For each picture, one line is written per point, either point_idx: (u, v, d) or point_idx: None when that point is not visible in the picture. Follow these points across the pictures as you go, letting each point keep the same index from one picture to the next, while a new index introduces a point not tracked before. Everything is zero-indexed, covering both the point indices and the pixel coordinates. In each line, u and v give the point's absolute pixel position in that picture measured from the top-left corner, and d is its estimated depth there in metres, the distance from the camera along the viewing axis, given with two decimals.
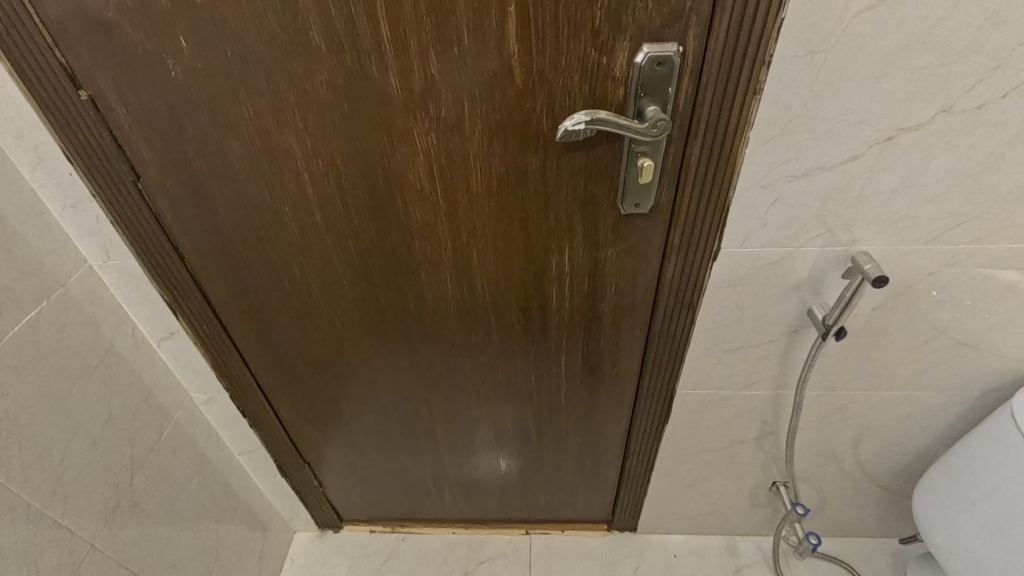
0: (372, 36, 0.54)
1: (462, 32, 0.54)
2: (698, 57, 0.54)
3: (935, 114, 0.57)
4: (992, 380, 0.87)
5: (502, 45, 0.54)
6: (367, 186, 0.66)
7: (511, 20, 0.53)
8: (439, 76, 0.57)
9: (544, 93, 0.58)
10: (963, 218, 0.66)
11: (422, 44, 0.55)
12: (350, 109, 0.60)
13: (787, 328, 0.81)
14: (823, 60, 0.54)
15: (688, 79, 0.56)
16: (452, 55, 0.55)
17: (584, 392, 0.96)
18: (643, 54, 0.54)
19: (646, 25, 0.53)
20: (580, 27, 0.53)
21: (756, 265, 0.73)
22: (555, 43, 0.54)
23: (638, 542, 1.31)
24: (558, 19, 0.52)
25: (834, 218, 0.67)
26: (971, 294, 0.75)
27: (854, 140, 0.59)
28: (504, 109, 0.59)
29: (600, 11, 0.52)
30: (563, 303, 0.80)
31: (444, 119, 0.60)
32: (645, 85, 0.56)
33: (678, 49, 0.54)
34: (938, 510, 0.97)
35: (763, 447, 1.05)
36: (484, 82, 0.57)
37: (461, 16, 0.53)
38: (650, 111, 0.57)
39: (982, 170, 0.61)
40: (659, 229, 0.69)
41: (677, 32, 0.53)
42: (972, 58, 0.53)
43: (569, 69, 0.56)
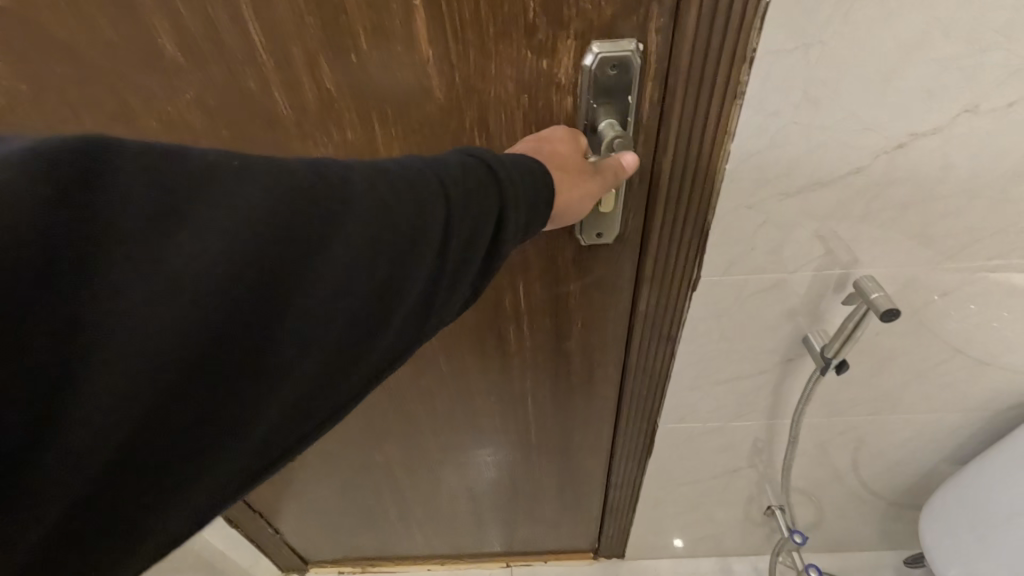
0: (241, 43, 0.42)
1: (358, 34, 0.42)
2: (662, 57, 0.43)
3: (956, 115, 0.46)
4: (1008, 397, 0.78)
5: (412, 50, 0.42)
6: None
7: (418, 17, 0.40)
8: (338, 91, 0.45)
9: (474, 109, 0.46)
10: (986, 232, 0.56)
11: (310, 50, 0.42)
12: (232, 135, 0.47)
13: (781, 357, 0.71)
14: (819, 54, 0.42)
15: (652, 84, 0.44)
16: (351, 64, 0.43)
17: (557, 430, 0.86)
18: (592, 55, 0.42)
19: (593, 19, 0.41)
20: (510, 23, 0.41)
21: (743, 293, 0.63)
22: (479, 46, 0.42)
23: (627, 569, 1.23)
24: (480, 14, 0.40)
25: (833, 238, 0.56)
26: (989, 312, 0.65)
27: (858, 150, 0.49)
28: (426, 129, 0.47)
29: (534, 3, 0.40)
30: (525, 344, 0.70)
31: (352, 145, 0.48)
32: (599, 93, 0.44)
33: (636, 47, 0.42)
34: (948, 536, 0.90)
35: (756, 473, 0.96)
36: (397, 98, 0.45)
37: (354, 14, 0.40)
38: (604, 125, 0.46)
39: (1012, 178, 0.51)
40: (629, 261, 0.58)
41: (633, 25, 0.41)
42: (1006, 46, 0.42)
43: (501, 77, 0.44)
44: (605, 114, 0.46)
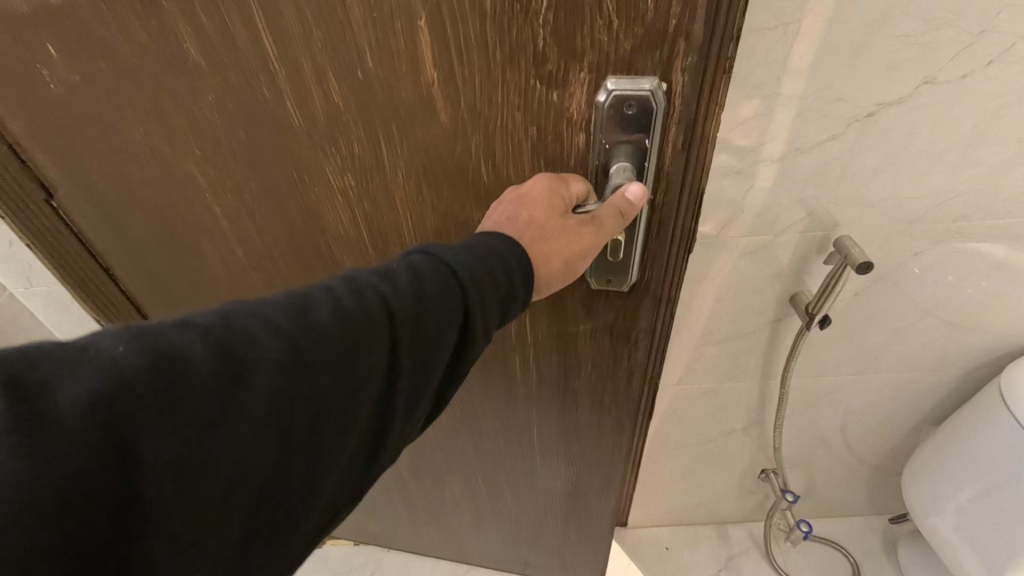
0: (256, 52, 0.44)
1: (363, 49, 0.42)
2: (687, 97, 0.43)
3: (917, 87, 0.53)
4: (980, 356, 0.84)
5: (416, 71, 0.43)
6: (287, 221, 0.57)
7: (423, 37, 0.41)
8: (343, 105, 0.46)
9: (479, 133, 0.46)
10: (951, 194, 0.62)
11: (317, 62, 0.44)
12: (251, 135, 0.50)
13: (770, 317, 0.78)
14: (796, 31, 0.49)
15: (676, 126, 0.44)
16: (358, 80, 0.44)
17: (562, 463, 0.88)
18: (607, 91, 0.42)
19: (610, 53, 0.41)
20: (517, 51, 0.41)
21: (736, 255, 0.69)
22: (486, 71, 0.42)
23: (629, 537, 1.29)
24: (486, 39, 0.41)
25: (814, 200, 0.63)
26: (958, 273, 0.72)
27: (833, 119, 0.55)
28: (431, 146, 0.48)
29: (545, 30, 0.40)
30: (533, 372, 0.72)
31: (360, 157, 0.50)
32: (613, 132, 0.44)
33: (660, 86, 0.42)
34: (928, 489, 0.97)
35: (751, 438, 1.02)
36: (400, 116, 0.46)
37: (360, 31, 0.41)
38: (618, 168, 0.46)
39: (970, 143, 0.57)
40: (644, 306, 0.60)
41: (654, 62, 0.41)
42: (955, 24, 0.48)
43: (507, 102, 0.44)
44: (620, 153, 0.46)
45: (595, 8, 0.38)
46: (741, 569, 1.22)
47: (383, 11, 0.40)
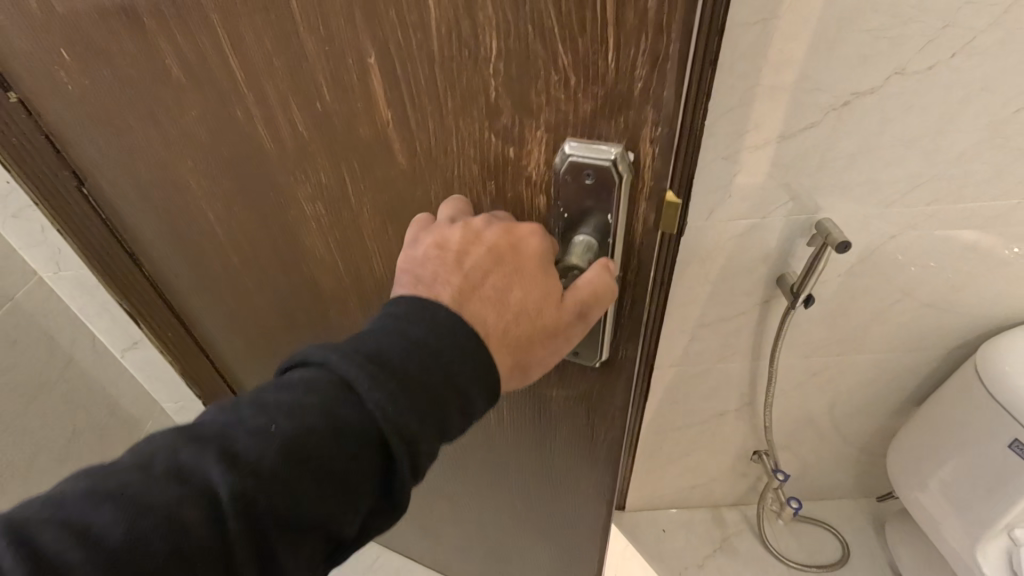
0: (226, 73, 0.42)
1: (321, 84, 0.40)
2: (657, 174, 0.37)
3: (888, 77, 0.57)
4: (958, 336, 0.89)
5: (372, 109, 0.40)
6: (271, 239, 0.56)
7: (374, 76, 0.38)
8: (310, 135, 0.44)
9: (437, 178, 0.43)
10: (924, 178, 0.67)
11: (279, 85, 0.42)
12: (231, 153, 0.49)
13: (758, 299, 0.82)
14: (776, 27, 0.53)
15: (645, 201, 0.39)
16: (317, 111, 0.42)
17: (542, 518, 0.84)
18: (565, 152, 0.37)
19: (568, 113, 0.36)
20: (469, 100, 0.37)
21: (724, 238, 0.74)
22: (438, 118, 0.39)
23: (627, 521, 1.33)
24: (437, 83, 0.37)
25: (797, 185, 0.67)
26: (934, 255, 0.76)
27: (813, 107, 0.60)
28: (393, 185, 0.45)
29: (497, 79, 0.35)
30: (507, 420, 0.67)
31: (327, 187, 0.48)
32: (573, 200, 0.39)
33: (624, 157, 0.36)
34: (913, 467, 1.01)
35: (743, 419, 1.06)
36: (361, 152, 0.44)
37: (316, 64, 0.39)
38: (580, 240, 0.40)
39: (939, 130, 0.62)
40: (619, 386, 0.54)
41: (618, 129, 0.35)
42: (921, 19, 0.53)
43: (464, 150, 0.40)
44: (584, 222, 0.40)
45: (550, 60, 0.34)
46: (735, 549, 1.26)
47: (337, 46, 0.38)
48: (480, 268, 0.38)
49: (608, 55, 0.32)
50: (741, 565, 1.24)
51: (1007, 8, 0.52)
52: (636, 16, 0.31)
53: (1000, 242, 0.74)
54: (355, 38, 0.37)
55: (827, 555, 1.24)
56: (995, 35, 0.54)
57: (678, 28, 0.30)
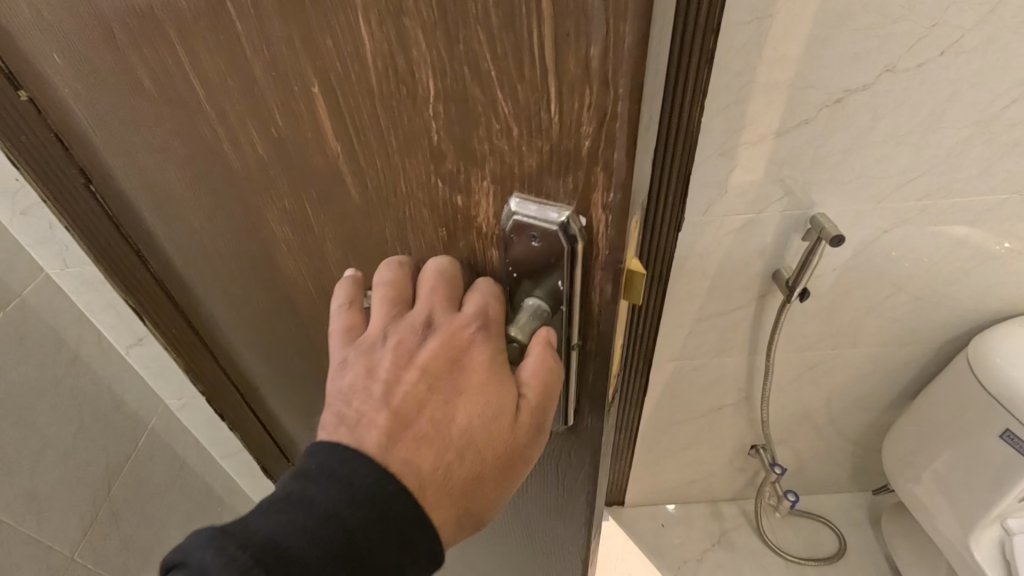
0: (186, 86, 0.33)
1: (272, 107, 0.32)
2: (611, 244, 0.30)
3: (879, 75, 0.59)
4: (950, 330, 0.91)
5: (322, 140, 0.32)
6: (249, 257, 0.48)
7: (320, 105, 0.30)
8: (256, 164, 0.36)
9: (389, 220, 0.35)
10: (915, 173, 0.68)
11: (224, 111, 0.34)
12: (199, 165, 0.39)
13: (755, 293, 0.84)
14: (769, 25, 0.55)
15: (601, 271, 0.31)
16: (274, 134, 0.33)
17: None
18: (512, 208, 0.30)
19: (513, 167, 0.29)
20: (413, 142, 0.29)
21: (721, 233, 0.75)
22: (385, 158, 0.31)
23: (626, 515, 1.35)
24: (379, 121, 0.29)
25: (792, 180, 0.69)
26: (926, 250, 0.78)
27: (806, 103, 0.61)
28: (348, 224, 0.37)
29: (437, 123, 0.28)
30: None
31: (289, 212, 0.39)
32: (522, 260, 0.32)
33: (575, 224, 0.29)
34: (907, 459, 1.03)
35: (740, 413, 1.08)
36: (314, 183, 0.35)
37: (267, 87, 0.31)
38: (530, 305, 0.34)
39: (929, 126, 0.63)
40: (584, 460, 0.45)
41: (567, 189, 0.28)
42: (911, 17, 0.54)
43: (410, 196, 0.33)
44: (532, 284, 0.33)
45: (489, 108, 0.27)
46: (734, 543, 1.28)
47: (279, 70, 0.29)
48: (413, 399, 0.33)
49: (551, 104, 0.26)
50: (740, 559, 1.25)
51: (992, 8, 0.54)
52: (579, 66, 0.24)
53: (989, 235, 0.75)
54: (291, 62, 0.28)
55: (824, 548, 1.26)
56: (982, 33, 0.56)
57: (631, 78, 0.24)
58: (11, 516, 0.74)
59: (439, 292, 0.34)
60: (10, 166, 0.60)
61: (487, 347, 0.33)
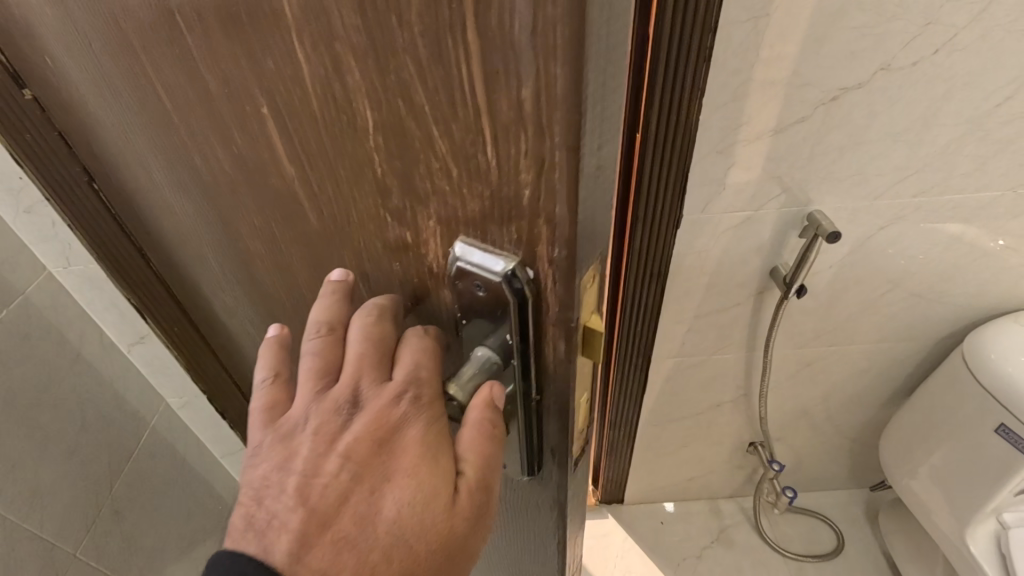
0: (151, 91, 0.31)
1: (228, 123, 0.29)
2: (561, 300, 0.26)
3: (874, 73, 0.60)
4: (946, 327, 0.92)
5: (275, 161, 0.29)
6: (230, 267, 0.46)
7: (270, 125, 0.27)
8: (224, 179, 0.34)
9: (347, 248, 0.32)
10: (910, 171, 0.69)
11: (189, 123, 0.32)
12: (176, 171, 0.38)
13: (753, 290, 0.84)
14: (766, 24, 0.56)
15: (553, 328, 0.27)
16: (234, 150, 0.31)
17: None
18: (459, 250, 0.27)
19: (458, 210, 0.25)
20: (360, 171, 0.26)
21: (719, 230, 0.76)
22: (334, 185, 0.28)
23: (627, 512, 1.35)
24: (326, 147, 0.27)
25: (789, 178, 0.69)
26: (922, 247, 0.79)
27: (803, 101, 0.62)
28: (313, 251, 0.34)
29: (379, 156, 0.25)
30: None
31: (258, 228, 0.37)
32: (471, 307, 0.29)
33: (521, 276, 0.25)
34: (904, 455, 1.04)
35: (739, 410, 1.09)
36: (273, 203, 0.33)
37: (221, 102, 0.28)
38: (479, 357, 0.30)
39: (923, 124, 0.64)
40: (548, 519, 0.40)
41: (511, 238, 0.25)
42: (904, 16, 0.55)
43: (365, 225, 0.30)
44: (480, 337, 0.30)
45: (426, 144, 0.23)
46: (733, 540, 1.29)
47: (230, 87, 0.27)
48: (333, 492, 0.28)
49: (487, 147, 0.22)
50: (738, 556, 1.26)
51: (985, 7, 0.55)
52: (511, 107, 0.20)
53: (984, 233, 0.77)
54: (240, 78, 0.26)
55: (822, 545, 1.26)
56: (975, 32, 0.57)
57: (570, 122, 0.20)
58: (12, 511, 0.74)
59: (364, 360, 0.31)
60: (15, 165, 0.60)
61: (417, 423, 0.29)
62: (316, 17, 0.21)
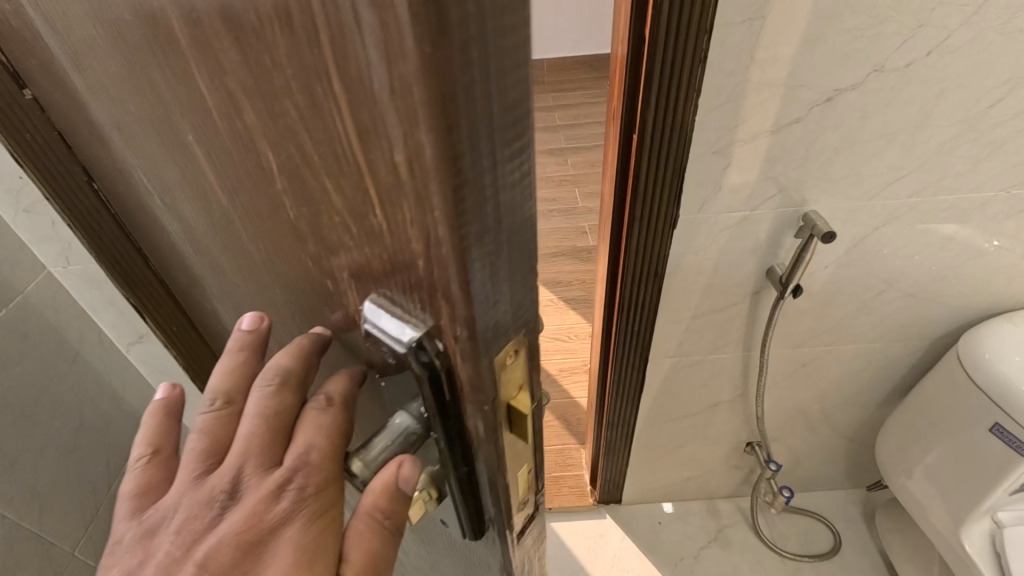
0: (108, 101, 0.32)
1: (169, 143, 0.30)
2: (473, 379, 0.25)
3: (868, 74, 0.60)
4: (941, 327, 0.92)
5: (212, 184, 0.30)
6: (208, 274, 0.46)
7: (199, 149, 0.28)
8: (181, 193, 0.35)
9: (287, 273, 0.33)
10: (904, 172, 0.70)
11: (140, 134, 0.33)
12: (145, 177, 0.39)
13: (749, 290, 0.85)
14: (762, 26, 0.56)
15: (470, 404, 0.27)
16: (180, 167, 0.32)
17: None
18: (374, 310, 0.27)
19: (362, 259, 0.26)
20: (277, 206, 0.27)
21: (716, 229, 0.76)
22: (261, 213, 0.29)
23: (625, 512, 1.36)
24: (246, 178, 0.27)
25: (784, 178, 0.70)
26: (917, 248, 0.79)
27: (799, 102, 0.62)
28: (264, 272, 0.35)
29: (288, 195, 0.26)
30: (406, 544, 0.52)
31: (215, 243, 0.38)
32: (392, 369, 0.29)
33: (428, 348, 0.25)
34: (900, 455, 1.04)
35: (737, 409, 1.09)
36: (221, 222, 0.34)
37: (160, 122, 0.29)
38: (399, 423, 0.30)
39: (917, 125, 0.65)
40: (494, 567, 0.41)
41: (416, 305, 0.24)
42: (897, 19, 0.56)
43: (297, 248, 0.30)
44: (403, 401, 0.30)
45: (324, 192, 0.24)
46: (730, 540, 1.29)
47: (163, 107, 0.28)
48: None
49: (376, 208, 0.22)
50: (735, 556, 1.27)
51: (977, 9, 0.56)
52: (390, 176, 0.20)
53: (978, 233, 0.77)
54: (168, 103, 0.27)
55: (819, 545, 1.27)
56: (967, 34, 0.57)
57: (446, 200, 0.18)
58: (11, 510, 0.74)
59: (256, 441, 0.31)
60: (14, 164, 0.60)
61: (300, 518, 0.29)
62: (206, 50, 0.21)
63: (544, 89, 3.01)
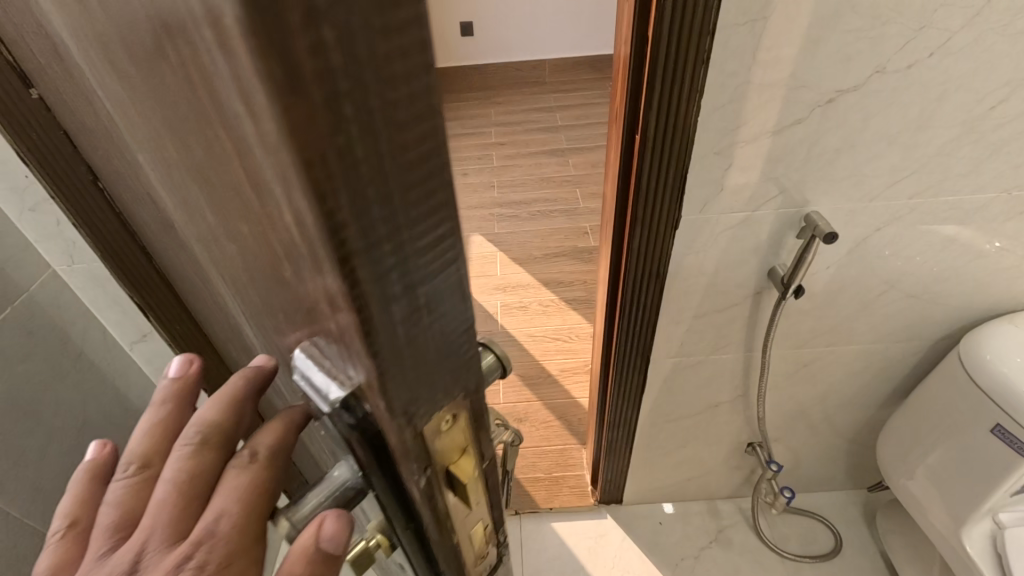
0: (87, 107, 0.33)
1: (125, 154, 0.31)
2: (403, 453, 0.26)
3: (869, 75, 0.60)
4: (941, 328, 0.93)
5: (161, 198, 0.30)
6: (196, 277, 0.46)
7: (140, 165, 0.28)
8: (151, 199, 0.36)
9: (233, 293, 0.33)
10: (906, 173, 0.70)
11: (109, 140, 0.33)
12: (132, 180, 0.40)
13: (750, 290, 0.85)
14: (764, 27, 0.57)
15: (403, 474, 0.28)
16: (139, 177, 0.32)
17: None
18: (303, 356, 0.23)
19: (271, 300, 0.25)
20: (204, 231, 0.27)
21: (718, 229, 0.76)
22: (196, 234, 0.29)
23: (626, 512, 1.36)
24: (177, 200, 0.27)
25: (786, 179, 0.70)
26: (917, 249, 0.79)
27: (800, 103, 0.63)
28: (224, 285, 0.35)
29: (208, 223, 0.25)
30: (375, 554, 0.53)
31: (183, 249, 0.38)
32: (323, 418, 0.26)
33: (360, 412, 0.23)
34: (901, 456, 1.04)
35: (738, 410, 1.09)
36: (179, 233, 0.34)
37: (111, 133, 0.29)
38: (337, 476, 0.30)
39: (918, 126, 0.65)
40: None
41: (336, 361, 0.21)
42: (899, 20, 0.56)
43: (230, 273, 0.29)
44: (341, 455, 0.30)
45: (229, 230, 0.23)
46: (730, 541, 1.29)
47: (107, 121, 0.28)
48: None
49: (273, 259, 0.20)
50: (736, 556, 1.27)
51: (978, 10, 0.56)
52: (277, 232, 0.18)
53: (979, 234, 0.77)
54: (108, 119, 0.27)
55: (819, 546, 1.27)
56: (968, 36, 0.58)
57: (337, 271, 0.17)
58: (14, 506, 0.74)
59: (165, 513, 0.26)
60: (20, 164, 0.61)
61: None
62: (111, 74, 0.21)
63: (545, 89, 3.02)
